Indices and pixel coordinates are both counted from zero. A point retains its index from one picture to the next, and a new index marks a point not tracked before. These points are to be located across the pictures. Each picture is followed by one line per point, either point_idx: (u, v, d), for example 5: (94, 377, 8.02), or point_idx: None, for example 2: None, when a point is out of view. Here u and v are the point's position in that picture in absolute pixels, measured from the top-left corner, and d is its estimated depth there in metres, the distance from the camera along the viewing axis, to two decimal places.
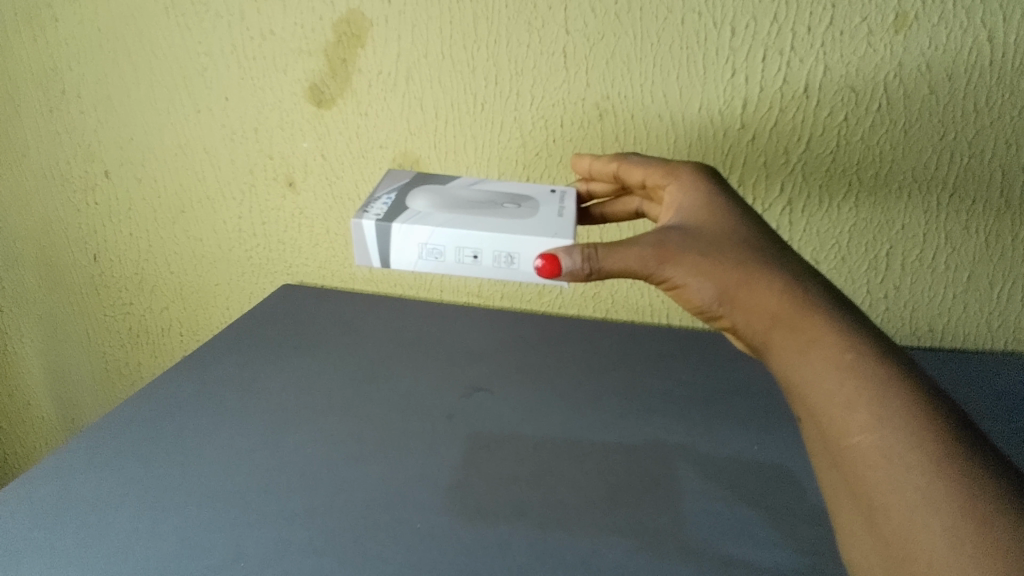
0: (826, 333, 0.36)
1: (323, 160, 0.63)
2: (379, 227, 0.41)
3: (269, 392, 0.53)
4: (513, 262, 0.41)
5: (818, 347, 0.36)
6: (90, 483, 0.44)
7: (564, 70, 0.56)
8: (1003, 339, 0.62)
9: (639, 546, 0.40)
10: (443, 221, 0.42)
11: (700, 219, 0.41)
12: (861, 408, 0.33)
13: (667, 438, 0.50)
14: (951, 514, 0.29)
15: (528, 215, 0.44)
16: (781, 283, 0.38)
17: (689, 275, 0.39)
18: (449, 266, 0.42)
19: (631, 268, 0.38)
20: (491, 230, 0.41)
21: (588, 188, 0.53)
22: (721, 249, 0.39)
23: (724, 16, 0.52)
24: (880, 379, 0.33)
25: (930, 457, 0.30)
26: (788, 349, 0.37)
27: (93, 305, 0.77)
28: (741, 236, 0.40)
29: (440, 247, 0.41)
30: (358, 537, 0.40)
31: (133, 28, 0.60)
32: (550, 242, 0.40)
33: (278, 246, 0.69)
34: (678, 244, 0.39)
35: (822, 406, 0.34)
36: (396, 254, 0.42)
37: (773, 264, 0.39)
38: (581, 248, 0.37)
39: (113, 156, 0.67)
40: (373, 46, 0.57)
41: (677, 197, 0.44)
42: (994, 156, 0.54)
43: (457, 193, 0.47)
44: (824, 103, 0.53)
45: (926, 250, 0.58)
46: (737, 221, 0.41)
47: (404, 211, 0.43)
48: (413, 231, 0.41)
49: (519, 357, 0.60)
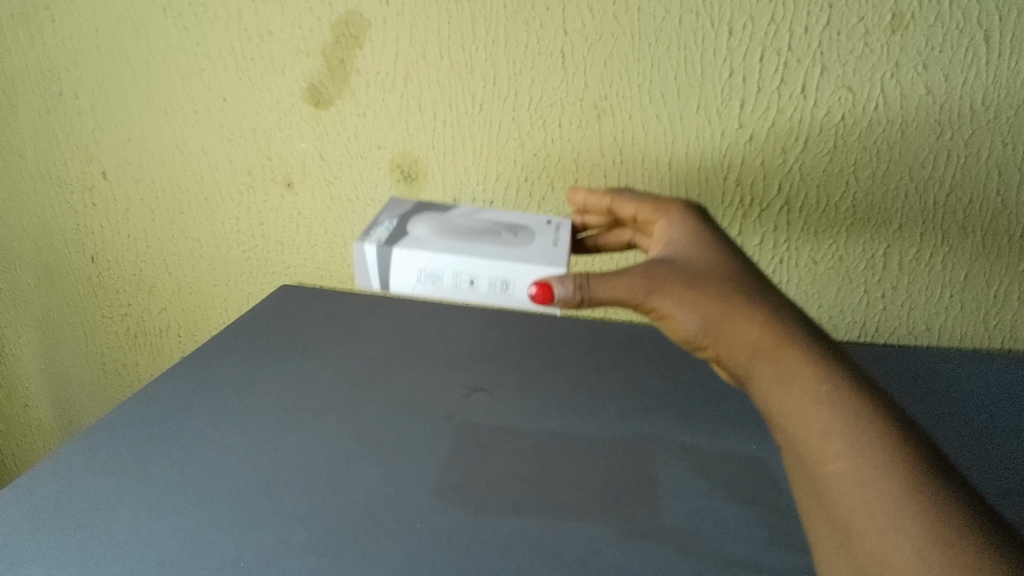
0: (803, 363, 0.36)
1: (321, 161, 0.63)
2: (380, 250, 0.43)
3: (267, 393, 0.53)
4: (508, 289, 0.42)
5: (796, 376, 0.36)
6: (89, 485, 0.44)
7: (562, 71, 0.56)
8: (999, 338, 0.62)
9: (638, 544, 0.40)
10: (442, 248, 0.43)
11: (688, 254, 0.43)
12: (836, 435, 0.33)
13: (665, 437, 0.50)
14: (918, 541, 0.29)
15: (524, 244, 0.45)
16: (765, 314, 0.39)
17: (676, 305, 0.40)
18: (447, 291, 0.43)
19: (620, 296, 0.39)
20: (488, 257, 0.42)
21: (584, 220, 0.55)
22: (706, 282, 0.40)
23: (722, 16, 0.52)
24: (858, 409, 0.34)
25: (901, 485, 0.31)
26: (767, 378, 0.37)
27: (89, 305, 0.77)
28: (727, 271, 0.42)
29: (439, 272, 0.42)
30: (356, 537, 0.40)
31: (129, 28, 0.60)
32: (544, 271, 0.41)
33: (277, 247, 0.69)
34: (666, 276, 0.41)
35: (799, 435, 0.35)
36: (395, 278, 0.43)
37: (754, 298, 0.40)
38: (573, 276, 0.39)
39: (110, 156, 0.67)
40: (372, 47, 0.57)
41: (667, 233, 0.47)
42: (989, 155, 0.54)
43: (456, 221, 0.48)
44: (821, 103, 0.54)
45: (922, 249, 0.58)
46: (724, 259, 0.43)
47: (406, 237, 0.45)
48: (413, 256, 0.42)
49: (518, 358, 0.60)
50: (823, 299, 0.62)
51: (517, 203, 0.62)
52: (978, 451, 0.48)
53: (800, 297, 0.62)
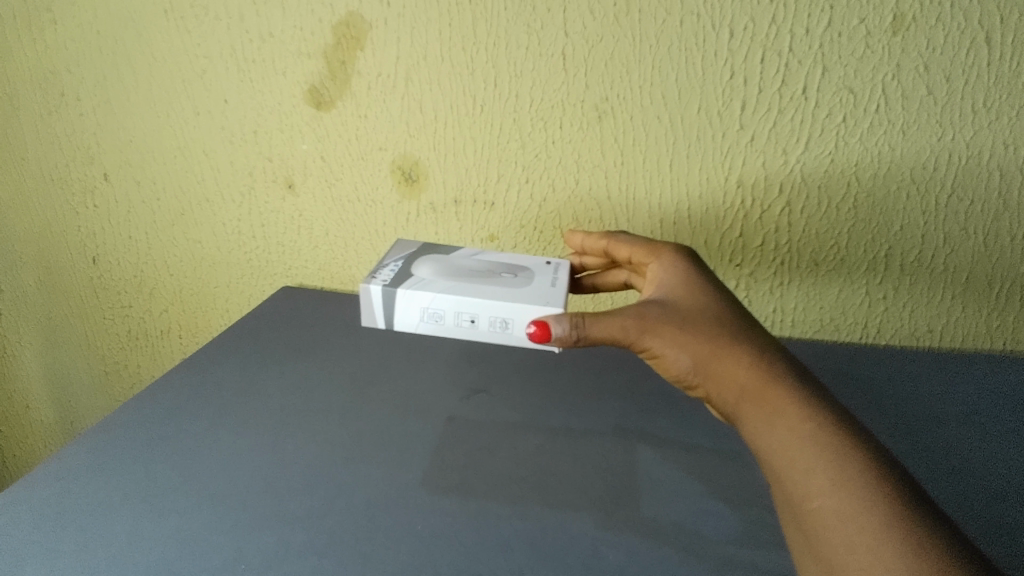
0: (788, 403, 0.38)
1: (322, 162, 0.63)
2: (384, 291, 0.44)
3: (269, 395, 0.53)
4: (508, 327, 0.43)
5: (782, 416, 0.37)
6: (91, 487, 0.44)
7: (563, 72, 0.56)
8: (1001, 339, 0.62)
9: (639, 545, 0.40)
10: (444, 288, 0.44)
11: (678, 294, 0.44)
12: (820, 473, 0.34)
13: (667, 439, 0.50)
14: (899, 575, 0.30)
15: (524, 284, 0.46)
16: (752, 355, 0.40)
17: (668, 345, 0.41)
18: (449, 329, 0.44)
19: (614, 335, 0.40)
20: (488, 297, 0.43)
21: (581, 261, 0.56)
22: (696, 322, 0.42)
23: (723, 18, 0.52)
24: (840, 449, 0.35)
25: (884, 521, 0.32)
26: (755, 417, 0.38)
27: (90, 307, 0.77)
28: (716, 312, 0.43)
29: (440, 311, 0.43)
30: (358, 538, 0.40)
31: (131, 29, 0.60)
32: (542, 310, 0.42)
33: (279, 248, 0.69)
34: (658, 316, 0.42)
35: (785, 472, 0.36)
36: (398, 317, 0.44)
37: (742, 339, 0.41)
38: (569, 315, 0.40)
39: (111, 158, 0.67)
40: (373, 48, 0.57)
41: (659, 274, 0.47)
42: (991, 156, 0.54)
43: (459, 262, 0.49)
44: (823, 104, 0.54)
45: (924, 252, 0.58)
46: (714, 298, 0.44)
47: (410, 277, 0.46)
48: (415, 296, 0.44)
49: (519, 360, 0.59)
50: (824, 302, 0.62)
51: (518, 205, 0.62)
52: (983, 458, 0.49)
53: (801, 300, 0.62)
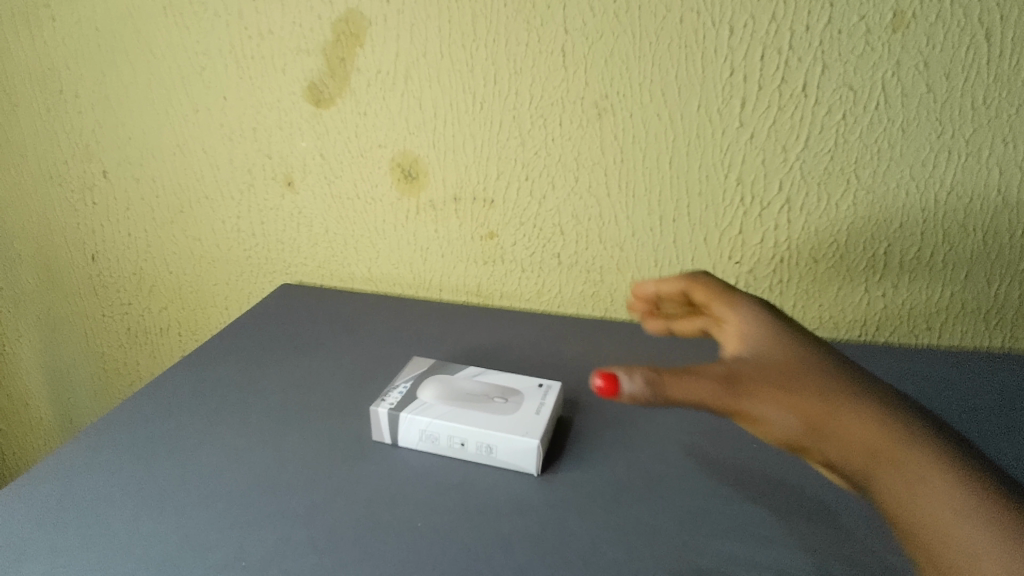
0: (932, 469, 0.31)
1: (322, 159, 0.63)
2: (389, 415, 0.47)
3: (268, 392, 0.53)
4: (492, 451, 0.45)
5: (927, 485, 0.31)
6: (91, 483, 0.44)
7: (563, 69, 0.56)
8: (1000, 337, 0.61)
9: (639, 543, 0.40)
10: (441, 413, 0.47)
11: (767, 346, 0.38)
12: (983, 559, 0.28)
13: (667, 437, 0.50)
14: None
15: (517, 407, 0.48)
16: (874, 411, 0.34)
17: (767, 403, 0.34)
18: (443, 450, 0.46)
19: (698, 397, 0.34)
20: (478, 424, 0.45)
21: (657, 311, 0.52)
22: (799, 378, 0.35)
23: (723, 14, 0.52)
24: (1003, 528, 0.28)
25: None
26: (893, 486, 0.32)
27: (89, 304, 0.77)
28: (818, 365, 0.36)
29: (435, 434, 0.46)
30: (358, 536, 0.40)
31: (131, 28, 0.60)
32: (522, 443, 0.44)
33: (278, 246, 0.69)
34: (752, 375, 0.35)
35: (934, 555, 0.29)
36: (402, 441, 0.47)
37: (862, 394, 0.35)
38: (644, 371, 0.35)
39: (109, 155, 0.67)
40: (372, 45, 0.57)
41: (738, 325, 0.41)
42: (991, 153, 0.53)
43: (464, 381, 0.51)
44: (822, 102, 0.54)
45: (923, 248, 0.58)
46: (814, 352, 0.37)
47: (414, 400, 0.48)
48: (415, 421, 0.46)
49: (519, 356, 0.59)
50: (824, 299, 0.62)
51: (518, 202, 0.62)
52: None
53: (799, 297, 0.62)
